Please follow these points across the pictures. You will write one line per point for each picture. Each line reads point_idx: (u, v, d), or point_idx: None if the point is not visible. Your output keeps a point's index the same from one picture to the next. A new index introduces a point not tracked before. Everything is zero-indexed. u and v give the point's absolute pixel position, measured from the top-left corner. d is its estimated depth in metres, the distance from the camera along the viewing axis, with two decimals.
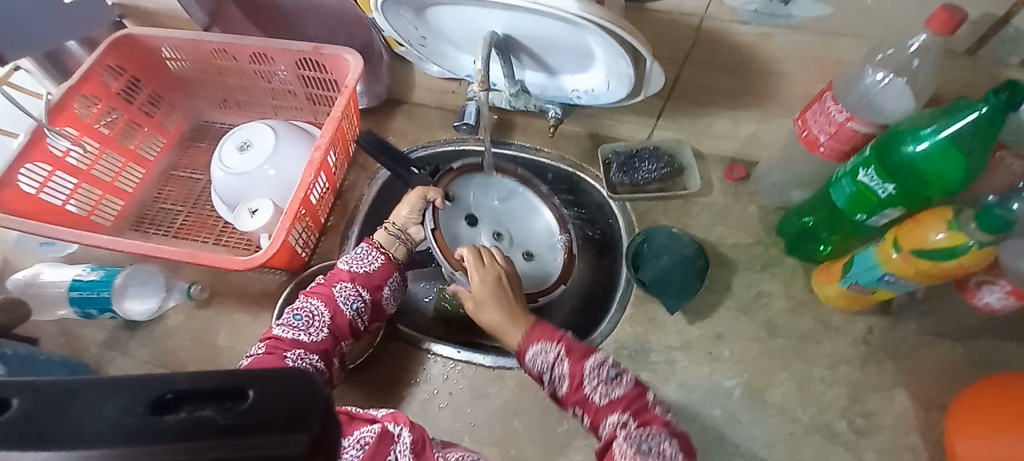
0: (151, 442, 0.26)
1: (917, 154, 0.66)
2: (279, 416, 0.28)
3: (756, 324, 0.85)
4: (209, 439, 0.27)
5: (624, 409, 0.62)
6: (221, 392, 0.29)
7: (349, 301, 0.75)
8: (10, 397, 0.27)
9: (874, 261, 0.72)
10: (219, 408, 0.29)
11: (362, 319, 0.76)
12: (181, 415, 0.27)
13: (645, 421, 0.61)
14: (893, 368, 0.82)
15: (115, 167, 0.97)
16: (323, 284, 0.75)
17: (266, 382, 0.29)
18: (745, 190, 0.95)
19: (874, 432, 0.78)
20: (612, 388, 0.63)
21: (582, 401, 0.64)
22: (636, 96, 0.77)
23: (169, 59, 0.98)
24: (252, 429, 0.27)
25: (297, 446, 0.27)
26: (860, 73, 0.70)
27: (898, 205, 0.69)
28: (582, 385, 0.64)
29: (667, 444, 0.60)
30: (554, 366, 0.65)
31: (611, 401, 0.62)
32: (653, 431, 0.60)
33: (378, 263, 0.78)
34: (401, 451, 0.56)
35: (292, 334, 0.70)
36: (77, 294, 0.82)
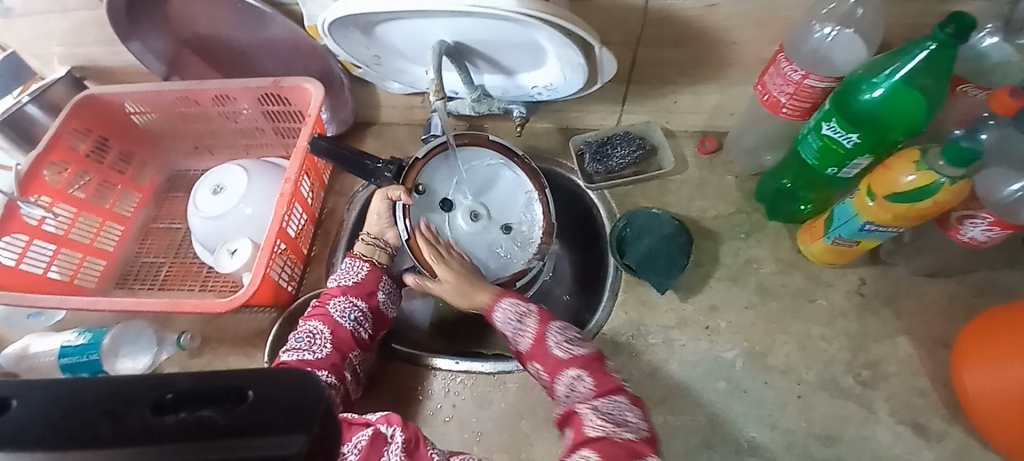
0: (153, 442, 0.26)
1: (874, 101, 0.65)
2: (279, 414, 0.27)
3: (749, 291, 0.85)
4: (210, 438, 0.26)
5: (582, 366, 0.64)
6: (220, 392, 0.28)
7: (346, 314, 0.75)
8: (10, 398, 0.27)
9: (851, 212, 0.73)
10: (219, 408, 0.27)
11: (366, 328, 0.76)
12: (181, 415, 0.27)
13: (608, 385, 0.63)
14: (891, 315, 0.81)
15: (92, 228, 0.96)
16: (317, 306, 0.75)
17: (266, 381, 0.28)
18: (719, 161, 0.95)
19: (883, 381, 0.77)
20: (576, 348, 0.66)
21: (545, 357, 0.66)
22: (594, 83, 0.76)
23: (135, 114, 0.98)
24: (253, 429, 0.26)
25: (296, 447, 0.26)
26: (806, 29, 0.69)
27: (865, 154, 0.69)
28: (545, 342, 0.67)
29: (631, 415, 0.61)
30: (518, 318, 0.69)
31: (571, 357, 0.65)
32: (617, 398, 0.62)
33: (365, 272, 0.79)
34: (393, 451, 0.56)
35: (297, 356, 0.70)
36: (68, 360, 0.81)
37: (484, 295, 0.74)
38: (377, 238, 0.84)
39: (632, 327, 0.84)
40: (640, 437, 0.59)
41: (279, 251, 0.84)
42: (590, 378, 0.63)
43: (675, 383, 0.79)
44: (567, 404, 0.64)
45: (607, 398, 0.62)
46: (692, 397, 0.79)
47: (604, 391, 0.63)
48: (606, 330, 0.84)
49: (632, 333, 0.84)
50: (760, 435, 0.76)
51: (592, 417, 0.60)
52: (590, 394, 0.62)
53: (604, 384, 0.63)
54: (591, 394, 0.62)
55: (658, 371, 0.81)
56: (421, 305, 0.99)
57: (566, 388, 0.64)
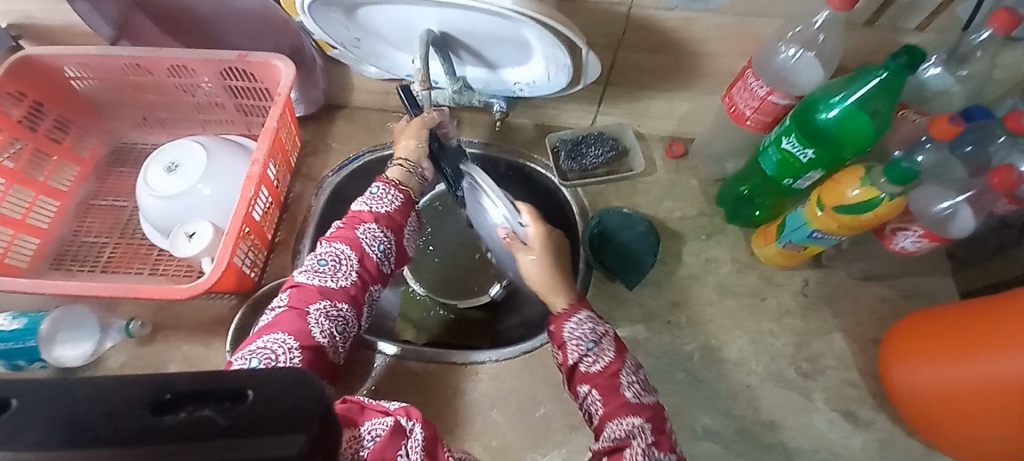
0: (150, 439, 0.28)
1: (829, 120, 0.72)
2: (276, 414, 0.30)
3: (708, 289, 0.91)
4: (209, 436, 0.29)
5: (647, 415, 0.61)
6: (218, 395, 0.31)
7: (375, 244, 0.72)
8: (10, 398, 0.29)
9: (803, 219, 0.79)
10: (218, 408, 0.31)
11: (390, 262, 0.74)
12: (180, 416, 0.29)
13: (666, 443, 0.61)
14: (830, 313, 0.90)
15: (23, 203, 0.88)
16: (343, 228, 0.72)
17: (264, 385, 0.31)
18: (685, 165, 1.00)
19: (820, 373, 0.86)
20: (645, 395, 0.63)
21: (610, 391, 0.63)
22: (576, 84, 0.78)
23: (75, 79, 0.89)
24: (251, 428, 0.29)
25: (296, 445, 0.29)
26: (774, 49, 0.75)
27: (819, 168, 0.75)
28: (619, 375, 0.63)
29: None
30: (593, 338, 0.66)
31: (639, 402, 0.62)
32: (670, 456, 0.60)
33: (398, 203, 0.77)
34: (411, 445, 0.56)
35: (318, 281, 0.68)
36: (2, 346, 0.74)
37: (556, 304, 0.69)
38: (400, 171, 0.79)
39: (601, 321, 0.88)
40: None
41: (244, 236, 0.80)
42: (653, 431, 0.61)
43: None
44: (614, 445, 0.60)
45: (661, 451, 0.59)
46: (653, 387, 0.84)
47: (660, 444, 0.60)
48: None
49: None
50: (714, 422, 0.82)
51: None
52: (649, 444, 0.59)
53: (661, 440, 0.60)
54: (649, 443, 0.59)
55: None
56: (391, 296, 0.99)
57: (623, 428, 0.60)
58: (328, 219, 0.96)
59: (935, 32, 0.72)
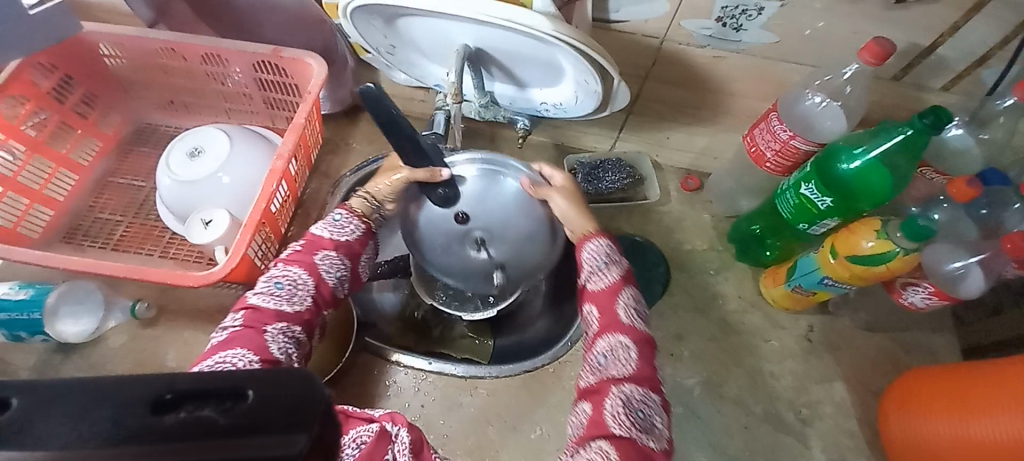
0: (150, 439, 0.27)
1: (849, 172, 0.73)
2: (279, 414, 0.28)
3: (712, 325, 0.91)
4: (207, 438, 0.27)
5: (634, 341, 0.61)
6: (219, 391, 0.29)
7: (332, 270, 0.70)
8: (9, 397, 0.27)
9: (814, 265, 0.80)
10: (219, 407, 0.28)
11: (345, 288, 0.72)
12: (181, 415, 0.27)
13: (648, 376, 0.60)
14: (832, 360, 0.90)
15: (43, 173, 0.88)
16: (300, 252, 0.69)
17: (266, 381, 0.29)
18: (699, 199, 1.01)
19: (818, 419, 0.86)
20: (638, 322, 0.63)
21: (607, 310, 0.64)
22: (602, 110, 0.79)
23: (107, 57, 0.91)
24: (253, 428, 0.27)
25: (297, 446, 0.27)
26: (800, 95, 0.76)
27: (834, 217, 0.76)
28: (615, 297, 0.64)
29: (657, 419, 0.58)
30: (605, 259, 0.67)
31: (630, 328, 0.62)
32: (650, 392, 0.59)
33: (359, 232, 0.73)
34: (399, 450, 0.55)
35: (273, 305, 0.65)
36: (4, 316, 0.74)
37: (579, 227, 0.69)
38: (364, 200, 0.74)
39: None
40: (658, 447, 0.56)
41: (260, 228, 0.80)
42: (637, 359, 0.60)
43: None
44: (596, 375, 0.61)
45: (640, 385, 0.59)
46: None
47: (640, 377, 0.59)
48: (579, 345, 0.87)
49: None
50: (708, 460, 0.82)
51: (619, 394, 0.57)
52: (629, 370, 0.59)
53: (647, 377, 0.60)
54: (629, 372, 0.59)
55: None
56: (392, 299, 0.99)
57: (609, 350, 0.61)
58: None
59: (959, 93, 0.73)
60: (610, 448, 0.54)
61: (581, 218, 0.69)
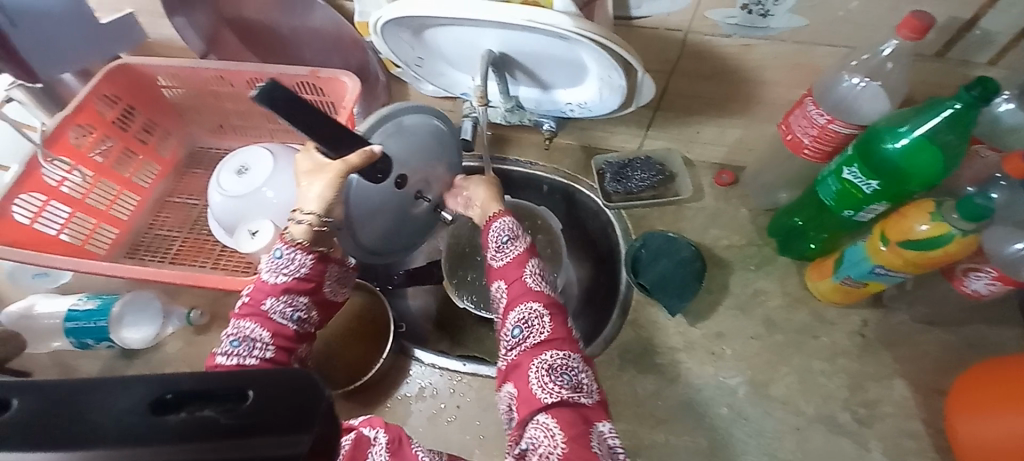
0: (149, 440, 0.27)
1: (897, 151, 0.69)
2: (281, 416, 0.28)
3: (755, 322, 0.87)
4: (208, 439, 0.27)
5: (540, 303, 0.64)
6: (219, 392, 0.29)
7: (287, 314, 0.67)
8: (11, 398, 0.28)
9: (863, 254, 0.76)
10: (220, 408, 0.29)
11: (311, 322, 0.70)
12: (182, 415, 0.28)
13: (561, 333, 0.63)
14: (889, 357, 0.84)
15: (109, 195, 0.97)
16: (248, 304, 0.67)
17: (267, 383, 0.29)
18: (735, 194, 0.98)
19: (878, 421, 0.80)
20: (543, 284, 0.67)
21: (513, 283, 0.67)
22: (628, 106, 0.79)
23: (165, 87, 0.99)
24: (258, 428, 0.27)
25: (300, 446, 0.28)
26: (837, 78, 0.73)
27: (883, 200, 0.72)
28: (518, 267, 0.68)
29: (584, 375, 0.60)
30: (509, 234, 0.70)
31: (535, 292, 0.66)
32: (570, 353, 0.61)
33: (307, 267, 0.68)
34: (377, 452, 0.56)
35: (236, 361, 0.65)
36: (74, 324, 0.80)
37: (482, 207, 0.76)
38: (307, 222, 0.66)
39: (639, 346, 0.86)
40: (592, 401, 0.58)
41: None
42: (550, 320, 0.63)
43: (676, 405, 0.81)
44: (516, 351, 0.63)
45: (560, 347, 0.61)
46: (692, 420, 0.80)
47: (558, 338, 0.62)
48: (614, 345, 0.86)
49: (639, 352, 0.85)
50: None
51: (544, 362, 0.60)
52: (544, 335, 0.62)
53: (560, 339, 0.62)
54: (546, 335, 0.62)
55: (663, 392, 0.82)
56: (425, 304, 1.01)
57: (522, 320, 0.64)
58: None
59: (1010, 66, 0.69)
60: (549, 419, 0.55)
61: (490, 198, 0.76)
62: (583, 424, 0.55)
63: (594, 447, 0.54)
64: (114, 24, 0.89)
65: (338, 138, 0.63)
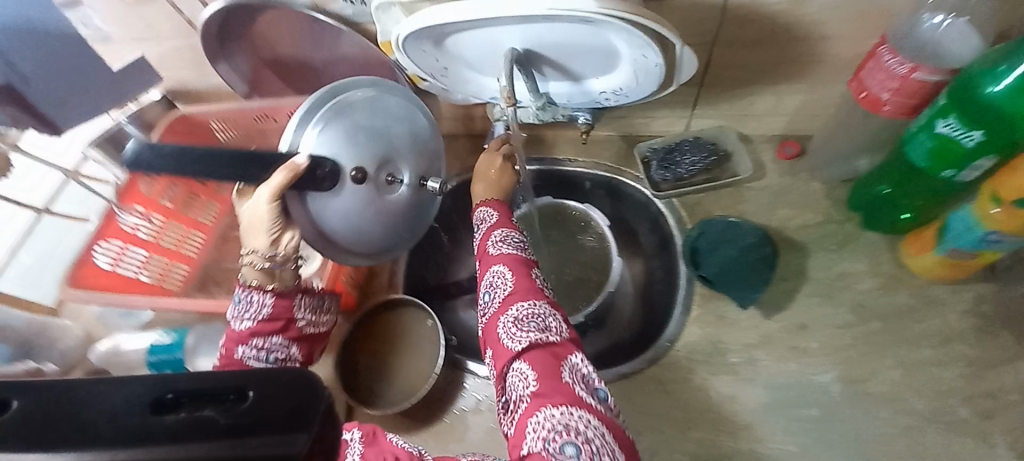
0: (147, 435, 0.31)
1: (999, 94, 0.56)
2: (281, 417, 0.33)
3: (844, 309, 0.77)
4: (209, 433, 0.31)
5: (507, 266, 0.70)
6: (221, 395, 0.34)
7: (264, 356, 0.68)
8: (11, 399, 0.33)
9: (971, 219, 0.65)
10: (220, 408, 0.34)
11: (292, 359, 0.71)
12: (181, 414, 0.32)
13: (527, 287, 0.68)
14: (1018, 339, 0.71)
15: (178, 236, 1.01)
16: (223, 356, 0.69)
17: (266, 386, 0.35)
18: (802, 167, 0.88)
19: (1010, 415, 0.67)
20: (509, 248, 0.72)
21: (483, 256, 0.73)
22: (667, 86, 0.73)
23: (217, 131, 1.05)
24: (253, 430, 0.32)
25: (296, 445, 0.32)
26: (915, 19, 0.63)
27: (991, 154, 0.61)
28: (488, 240, 0.74)
29: (551, 319, 0.66)
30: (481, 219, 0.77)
31: (502, 257, 0.71)
32: (537, 303, 0.66)
33: (270, 307, 0.68)
34: (352, 452, 0.61)
35: None
36: (155, 358, 0.86)
37: (485, 194, 0.82)
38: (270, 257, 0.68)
39: (709, 345, 0.78)
40: (561, 339, 0.64)
41: None
42: (515, 279, 0.68)
43: (758, 408, 0.73)
44: (490, 313, 0.69)
45: (526, 300, 0.66)
46: (779, 424, 0.72)
47: (524, 293, 0.67)
48: (680, 347, 0.79)
49: (709, 351, 0.78)
50: None
51: (513, 316, 0.65)
52: (510, 292, 0.67)
53: (524, 292, 0.67)
54: (512, 292, 0.67)
55: (742, 394, 0.74)
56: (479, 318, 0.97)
57: (493, 284, 0.70)
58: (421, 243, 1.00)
59: None
60: (525, 363, 0.62)
61: (490, 189, 0.81)
62: (554, 359, 0.62)
63: (566, 377, 0.60)
64: (127, 71, 0.94)
65: (250, 173, 0.59)
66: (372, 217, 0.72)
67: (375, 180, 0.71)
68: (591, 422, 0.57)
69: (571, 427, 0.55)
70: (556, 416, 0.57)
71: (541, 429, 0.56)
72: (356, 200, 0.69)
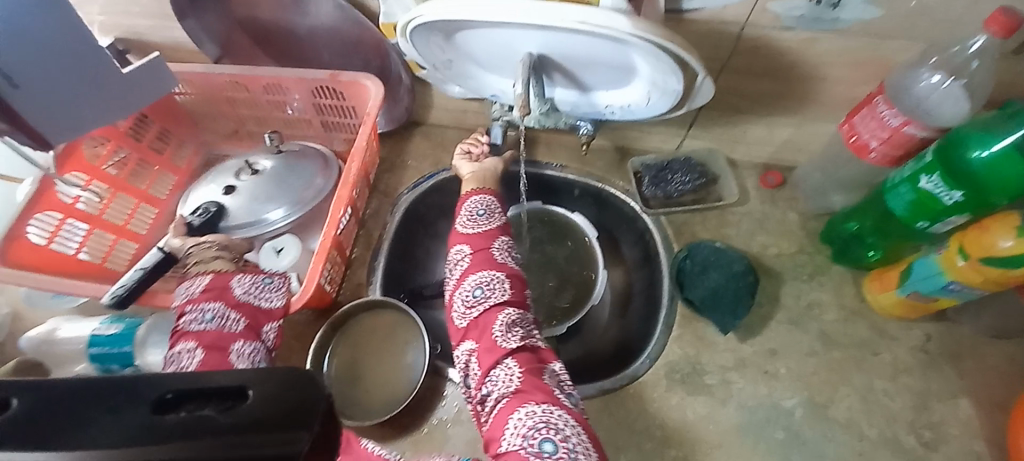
0: (152, 437, 0.29)
1: (981, 162, 0.63)
2: (280, 414, 0.31)
3: (811, 337, 0.82)
4: (210, 433, 0.30)
5: (502, 272, 0.69)
6: (220, 393, 0.32)
7: (201, 318, 0.63)
8: (10, 398, 0.31)
9: (936, 268, 0.70)
10: (219, 406, 0.32)
11: (231, 318, 0.63)
12: (181, 414, 0.31)
13: (520, 296, 0.68)
14: (956, 374, 0.78)
15: (127, 209, 0.92)
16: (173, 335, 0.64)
17: (265, 383, 0.33)
18: (782, 196, 0.92)
19: (946, 445, 0.74)
20: (509, 259, 0.71)
21: (482, 254, 0.71)
22: (678, 108, 0.73)
23: (177, 93, 0.95)
24: (254, 425, 0.31)
25: (298, 444, 0.31)
26: (913, 77, 0.66)
27: (964, 212, 0.66)
28: (488, 241, 0.72)
29: (535, 329, 0.67)
30: (486, 212, 0.76)
31: (501, 264, 0.70)
32: (526, 314, 0.67)
33: (208, 279, 0.67)
34: None
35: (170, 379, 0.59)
36: (98, 349, 0.77)
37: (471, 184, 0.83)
38: (200, 256, 0.73)
39: (687, 365, 0.81)
40: (543, 346, 0.66)
41: (329, 256, 0.81)
42: (510, 286, 0.68)
43: (729, 428, 0.77)
44: (477, 310, 0.66)
45: (518, 308, 0.67)
46: (747, 445, 0.76)
47: (516, 303, 0.67)
48: (660, 364, 0.81)
49: (687, 371, 0.81)
50: None
51: (505, 321, 0.65)
52: (504, 296, 0.67)
53: (517, 298, 0.68)
54: (506, 297, 0.67)
55: (714, 414, 0.78)
56: None
57: (486, 284, 0.68)
58: (402, 239, 0.96)
59: None
60: (513, 362, 0.62)
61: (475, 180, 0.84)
62: (539, 364, 0.63)
63: (547, 380, 0.61)
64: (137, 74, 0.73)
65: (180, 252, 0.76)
66: (264, 179, 0.85)
67: (240, 177, 0.85)
68: (569, 421, 0.57)
69: (551, 425, 0.55)
70: (538, 413, 0.57)
71: (523, 422, 0.56)
72: (245, 200, 0.83)
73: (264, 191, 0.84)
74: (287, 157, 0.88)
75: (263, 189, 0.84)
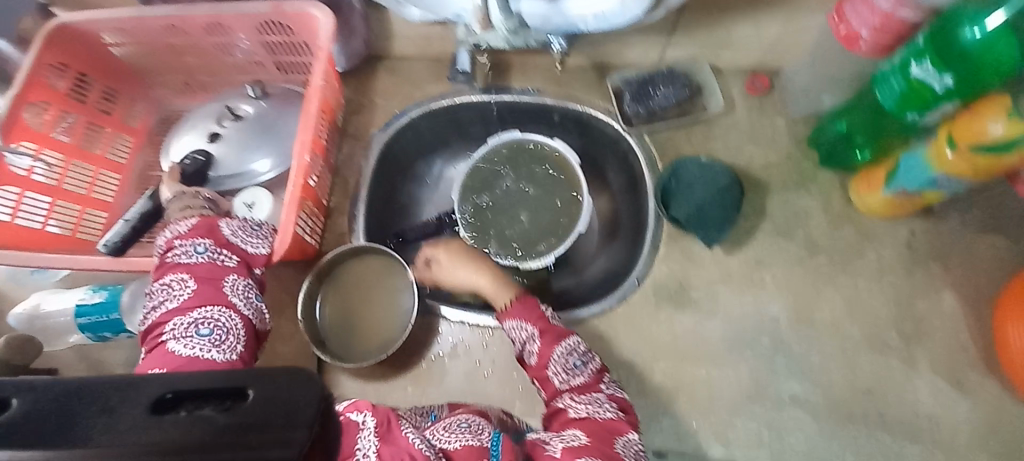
0: (150, 433, 0.31)
1: (975, 43, 0.57)
2: (277, 412, 0.32)
3: (797, 245, 0.82)
4: (208, 433, 0.31)
5: (575, 388, 0.63)
6: (217, 394, 0.34)
7: (192, 252, 0.63)
8: (10, 398, 0.32)
9: (926, 164, 0.69)
10: (219, 406, 0.33)
11: (224, 254, 0.64)
12: (182, 412, 0.32)
13: (590, 384, 0.64)
14: (940, 269, 0.79)
15: (86, 176, 0.88)
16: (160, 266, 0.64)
17: (263, 384, 0.33)
18: (770, 103, 0.88)
19: (925, 336, 0.77)
20: (576, 372, 0.64)
21: (545, 380, 0.66)
22: (654, 10, 0.67)
23: (112, 45, 0.87)
24: (250, 426, 0.32)
25: (293, 444, 0.31)
26: None
27: (955, 99, 0.63)
28: (548, 356, 0.65)
29: (608, 407, 0.61)
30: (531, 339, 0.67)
31: (568, 374, 0.64)
32: (596, 396, 0.62)
33: (196, 221, 0.67)
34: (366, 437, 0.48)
35: (161, 310, 0.60)
36: (86, 319, 0.77)
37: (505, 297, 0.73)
38: (183, 204, 0.71)
39: (674, 282, 0.82)
40: (616, 415, 0.61)
41: (303, 205, 0.79)
42: (579, 380, 0.64)
43: (715, 339, 0.79)
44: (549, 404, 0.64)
45: (587, 398, 0.62)
46: (733, 353, 0.78)
47: (584, 392, 0.63)
48: (647, 284, 0.82)
49: (674, 289, 0.81)
50: (802, 390, 0.76)
51: (574, 412, 0.61)
52: (571, 389, 0.63)
53: (585, 387, 0.63)
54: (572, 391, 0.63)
55: (701, 327, 0.80)
56: None
57: (556, 378, 0.64)
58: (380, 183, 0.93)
59: None
60: (579, 431, 0.58)
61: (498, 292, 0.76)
62: (610, 434, 0.58)
63: (619, 449, 0.57)
64: None
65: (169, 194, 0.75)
66: (247, 126, 0.84)
67: (223, 124, 0.84)
68: None
69: None
70: None
71: None
72: (232, 148, 0.83)
73: (249, 139, 0.84)
74: (267, 103, 0.86)
75: (248, 137, 0.84)
